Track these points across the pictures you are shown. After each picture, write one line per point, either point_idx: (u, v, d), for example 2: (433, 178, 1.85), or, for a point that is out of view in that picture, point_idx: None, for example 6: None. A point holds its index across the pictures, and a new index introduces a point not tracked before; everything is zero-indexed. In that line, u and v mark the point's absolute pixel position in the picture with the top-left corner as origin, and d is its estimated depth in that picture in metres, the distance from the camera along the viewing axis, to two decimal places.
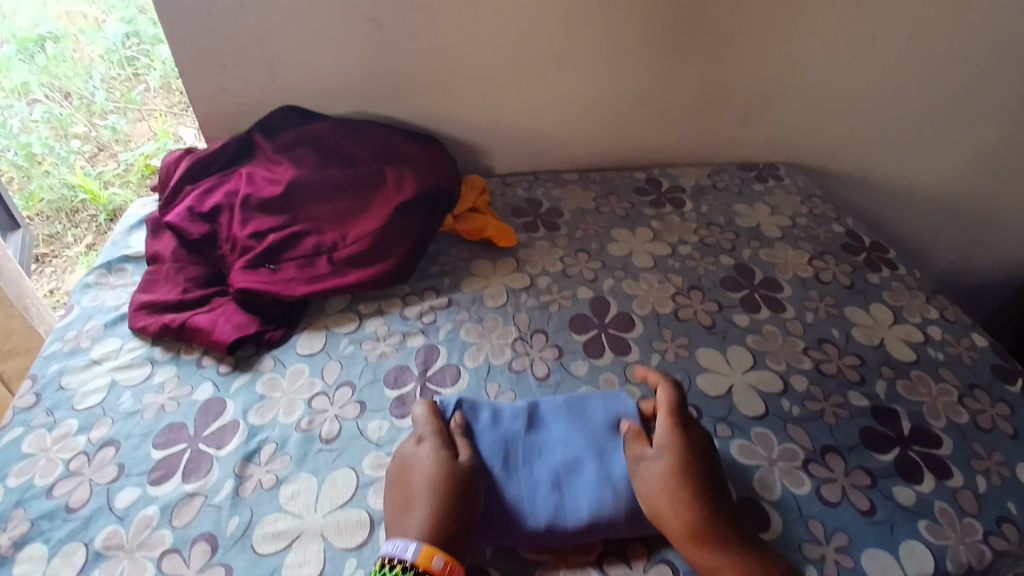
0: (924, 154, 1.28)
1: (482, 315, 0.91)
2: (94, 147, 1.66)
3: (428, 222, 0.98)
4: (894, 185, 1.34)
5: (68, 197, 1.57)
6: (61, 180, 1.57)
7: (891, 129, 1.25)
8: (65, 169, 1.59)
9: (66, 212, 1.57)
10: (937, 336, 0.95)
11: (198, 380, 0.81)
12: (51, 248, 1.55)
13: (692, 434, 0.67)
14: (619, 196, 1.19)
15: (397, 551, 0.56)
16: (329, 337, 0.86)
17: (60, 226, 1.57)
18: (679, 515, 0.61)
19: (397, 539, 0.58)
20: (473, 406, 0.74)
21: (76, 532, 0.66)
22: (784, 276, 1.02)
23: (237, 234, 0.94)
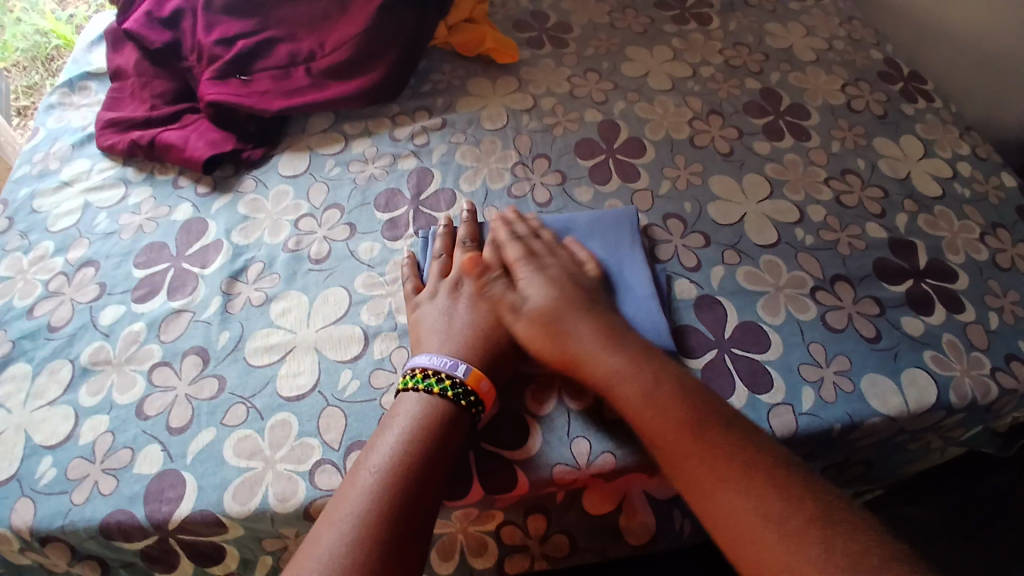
0: None
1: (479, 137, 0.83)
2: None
3: (419, 29, 0.85)
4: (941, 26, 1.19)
5: (41, 45, 1.36)
6: (33, 27, 1.36)
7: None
8: (35, 15, 1.38)
9: (42, 60, 1.36)
10: (967, 173, 0.88)
11: (175, 201, 0.76)
12: (32, 100, 1.32)
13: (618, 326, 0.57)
14: (637, 11, 1.04)
15: (444, 367, 0.55)
16: (312, 158, 0.80)
17: (37, 76, 1.34)
18: (661, 414, 0.50)
19: (440, 356, 0.56)
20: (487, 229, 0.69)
21: (60, 351, 0.65)
22: (813, 103, 0.92)
23: (202, 41, 0.84)
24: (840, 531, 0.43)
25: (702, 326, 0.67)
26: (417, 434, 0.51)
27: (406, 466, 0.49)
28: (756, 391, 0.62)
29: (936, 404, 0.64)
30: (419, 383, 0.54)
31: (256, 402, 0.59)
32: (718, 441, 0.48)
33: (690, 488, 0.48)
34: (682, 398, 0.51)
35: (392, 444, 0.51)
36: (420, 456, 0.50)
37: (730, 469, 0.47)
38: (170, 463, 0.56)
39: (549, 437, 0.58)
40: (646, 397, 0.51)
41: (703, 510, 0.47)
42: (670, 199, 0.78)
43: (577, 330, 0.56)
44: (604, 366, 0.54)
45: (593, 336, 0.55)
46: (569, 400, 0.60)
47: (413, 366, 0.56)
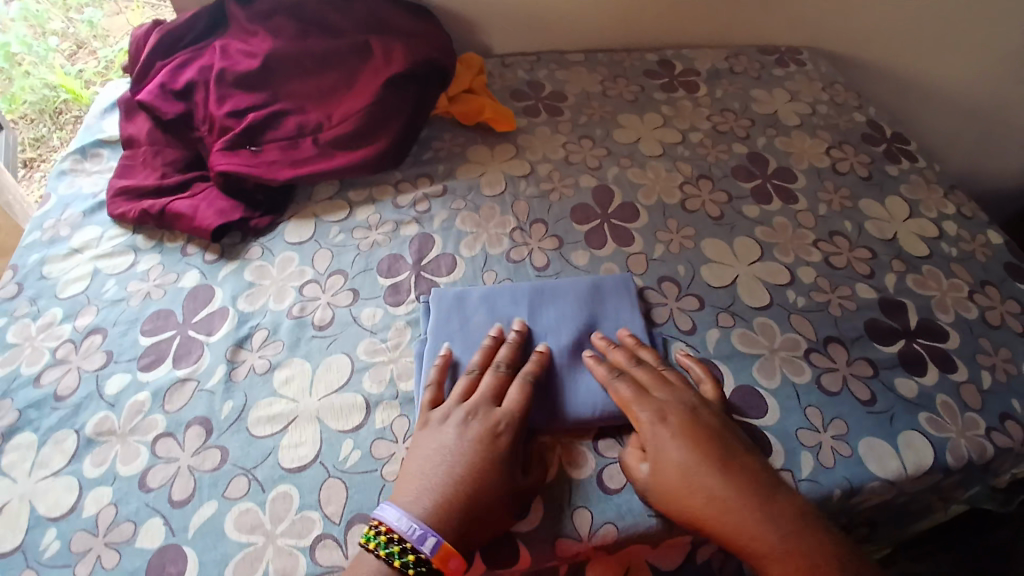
0: (945, 48, 1.20)
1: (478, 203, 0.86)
2: (73, 45, 1.49)
3: (420, 100, 0.90)
4: (913, 81, 1.26)
5: (50, 99, 1.46)
6: (42, 81, 1.44)
7: (929, 4, 1.13)
8: (44, 69, 1.44)
9: (50, 113, 1.47)
10: (953, 232, 0.90)
11: (183, 269, 0.78)
12: (38, 151, 1.49)
13: (720, 439, 0.57)
14: (628, 79, 1.10)
15: (410, 537, 0.51)
16: (317, 225, 0.82)
17: (44, 128, 1.49)
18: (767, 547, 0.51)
19: (410, 518, 0.52)
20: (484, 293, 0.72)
21: (65, 420, 0.65)
22: (799, 166, 0.96)
23: (213, 113, 0.87)
24: None
25: None
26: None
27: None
28: None
29: (934, 466, 0.65)
30: (381, 546, 0.51)
31: (258, 473, 0.59)
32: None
33: None
34: (818, 547, 0.51)
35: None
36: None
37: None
38: (171, 537, 0.56)
39: (550, 509, 0.58)
40: (756, 530, 0.52)
41: None
42: (665, 263, 0.80)
43: (676, 468, 0.55)
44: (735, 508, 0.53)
45: (687, 458, 0.55)
46: (569, 469, 0.61)
47: (377, 518, 0.53)
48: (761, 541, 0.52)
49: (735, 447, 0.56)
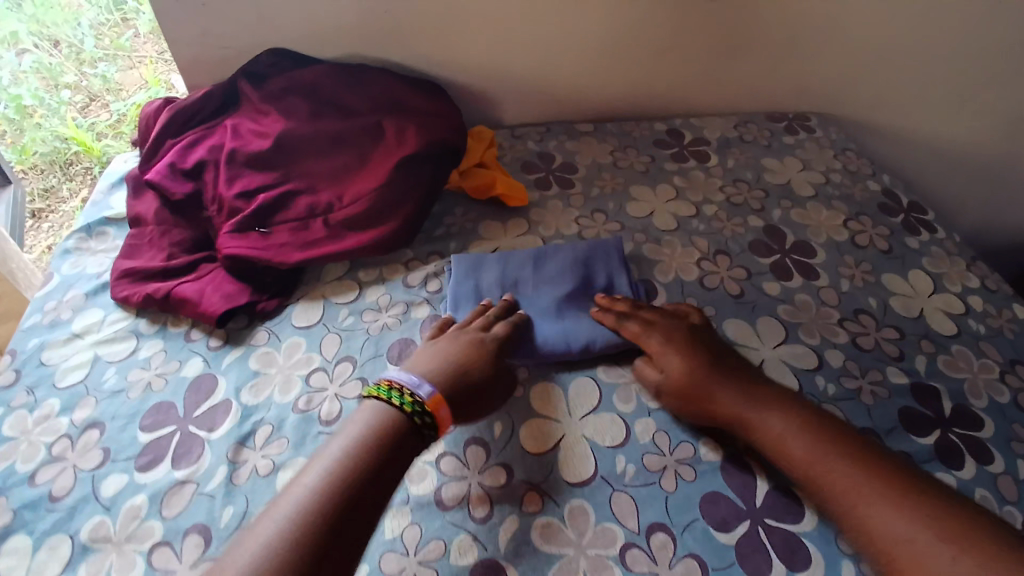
0: (954, 112, 1.20)
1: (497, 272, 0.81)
2: (85, 97, 1.54)
3: (433, 179, 0.89)
4: (923, 142, 1.26)
5: (62, 150, 1.47)
6: (53, 132, 1.47)
7: (937, 74, 1.14)
8: (56, 121, 1.48)
9: (60, 164, 1.47)
10: (978, 307, 0.88)
11: (186, 355, 0.76)
12: (47, 203, 1.45)
13: (694, 349, 0.68)
14: (638, 149, 1.10)
15: (410, 385, 0.63)
16: (326, 308, 0.80)
17: (54, 179, 1.47)
18: (747, 411, 0.64)
19: (409, 374, 0.64)
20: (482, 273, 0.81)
21: (60, 524, 0.61)
22: (818, 239, 0.94)
23: (223, 194, 0.86)
24: (967, 521, 0.54)
25: (732, 491, 0.62)
26: (364, 439, 0.58)
27: (344, 470, 0.56)
28: (795, 568, 0.57)
29: None
30: (384, 392, 0.62)
31: None
32: (817, 428, 0.61)
33: (770, 437, 0.62)
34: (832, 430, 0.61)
35: (338, 448, 0.58)
36: (366, 455, 0.57)
37: (870, 479, 0.57)
38: None
39: None
40: (757, 407, 0.63)
41: (803, 458, 0.60)
42: None
43: (721, 389, 0.65)
44: (768, 433, 0.62)
45: (664, 351, 0.69)
46: None
47: (384, 378, 0.64)
48: (737, 407, 0.64)
49: (719, 359, 0.68)
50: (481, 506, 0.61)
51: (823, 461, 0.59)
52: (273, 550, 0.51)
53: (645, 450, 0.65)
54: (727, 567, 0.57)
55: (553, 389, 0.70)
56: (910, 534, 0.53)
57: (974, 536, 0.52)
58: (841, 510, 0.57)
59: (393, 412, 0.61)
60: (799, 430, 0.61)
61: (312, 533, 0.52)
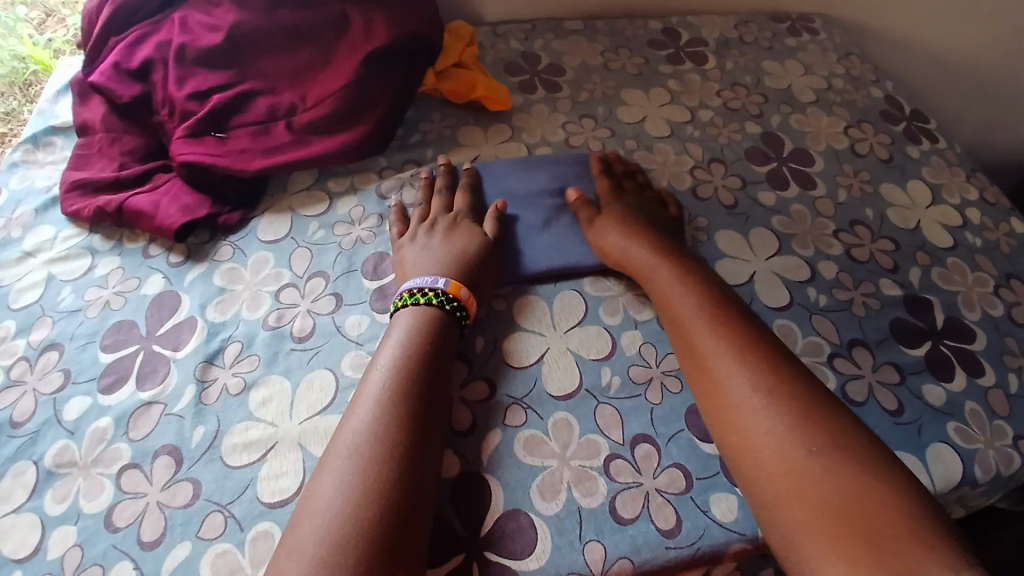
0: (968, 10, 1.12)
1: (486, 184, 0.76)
2: (41, 13, 1.31)
3: (406, 78, 0.81)
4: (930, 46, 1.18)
5: (19, 70, 1.22)
6: (7, 52, 1.22)
7: None
8: (11, 40, 1.23)
9: (19, 86, 1.22)
10: (976, 220, 0.85)
11: (146, 273, 0.71)
12: (8, 128, 1.18)
13: (637, 220, 0.71)
14: (630, 50, 1.01)
15: (426, 285, 0.62)
16: (294, 221, 0.74)
17: (14, 102, 1.21)
18: (655, 274, 0.65)
19: (421, 277, 0.63)
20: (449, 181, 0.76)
21: (24, 450, 0.59)
22: (817, 148, 0.89)
23: (174, 95, 0.78)
24: (850, 447, 0.49)
25: None
26: (412, 338, 0.58)
27: (410, 367, 0.55)
28: None
29: (961, 481, 0.60)
30: (409, 302, 0.61)
31: (235, 508, 0.53)
32: (729, 316, 0.59)
33: (662, 298, 0.63)
34: (733, 321, 0.59)
35: (391, 351, 0.57)
36: (425, 349, 0.57)
37: (757, 376, 0.54)
38: None
39: (560, 542, 0.52)
40: (672, 274, 0.64)
41: (695, 328, 0.59)
42: None
43: (615, 239, 0.69)
44: (655, 287, 0.64)
45: (610, 211, 0.72)
46: (580, 494, 0.54)
47: (402, 290, 0.63)
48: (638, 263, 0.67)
49: (669, 242, 0.69)
50: (462, 420, 0.59)
51: (711, 329, 0.58)
52: (374, 441, 0.50)
53: (631, 363, 0.63)
54: (711, 476, 0.56)
55: (538, 303, 0.67)
56: (801, 445, 0.49)
57: (847, 462, 0.48)
58: (709, 376, 0.56)
59: (424, 312, 0.60)
60: (710, 304, 0.61)
61: (406, 422, 0.51)
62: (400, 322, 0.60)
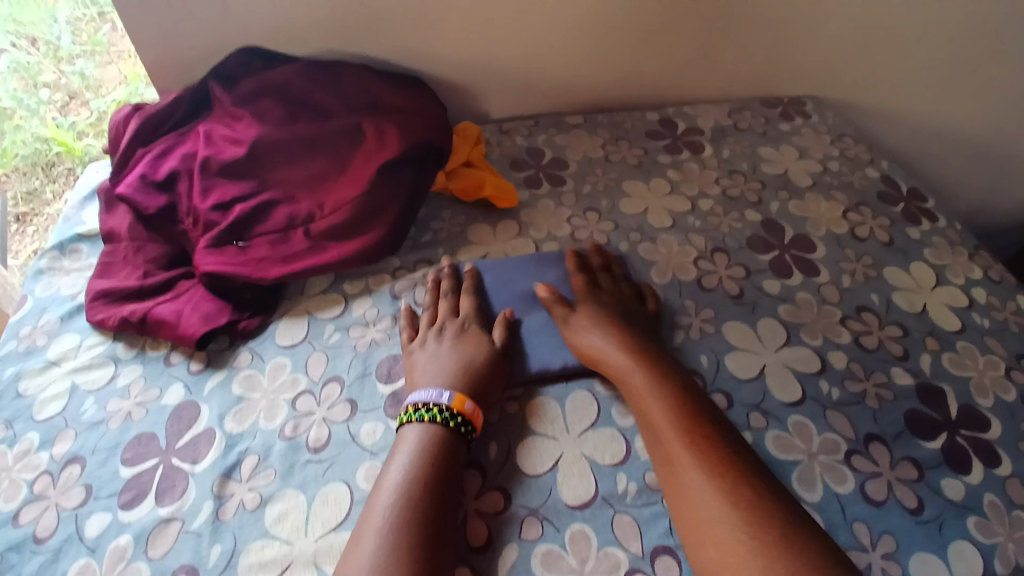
0: (953, 88, 1.17)
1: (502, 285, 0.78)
2: (64, 95, 1.36)
3: (417, 183, 0.85)
4: (919, 122, 1.23)
5: (42, 152, 1.32)
6: (33, 134, 1.31)
7: (936, 51, 1.11)
8: (36, 122, 1.31)
9: (42, 167, 1.33)
10: (983, 300, 0.85)
11: (166, 382, 0.73)
12: (31, 206, 1.32)
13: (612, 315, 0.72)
14: (630, 142, 1.06)
15: (431, 399, 0.62)
16: (311, 324, 0.76)
17: (37, 182, 1.33)
18: (621, 369, 0.66)
19: (426, 389, 0.64)
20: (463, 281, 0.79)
21: (46, 567, 0.59)
22: (818, 233, 0.91)
23: (198, 206, 0.82)
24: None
25: None
26: (420, 457, 0.58)
27: (419, 487, 0.56)
28: None
29: None
30: (414, 417, 0.62)
31: None
32: (696, 422, 0.60)
33: (628, 395, 0.64)
34: (696, 417, 0.60)
35: (400, 470, 0.57)
36: (434, 467, 0.58)
37: (723, 490, 0.54)
38: None
39: None
40: (643, 370, 0.65)
41: (659, 429, 0.60)
42: (686, 352, 0.74)
43: (585, 325, 0.71)
44: (627, 387, 0.65)
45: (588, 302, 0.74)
46: None
47: (408, 404, 0.63)
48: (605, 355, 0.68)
49: (643, 339, 0.69)
50: (478, 534, 0.58)
51: (673, 432, 0.59)
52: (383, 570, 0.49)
53: (647, 468, 0.63)
54: None
55: (551, 404, 0.68)
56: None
57: None
58: (675, 481, 0.57)
59: (430, 429, 0.61)
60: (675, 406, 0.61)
61: (416, 549, 0.51)
62: (409, 438, 0.60)
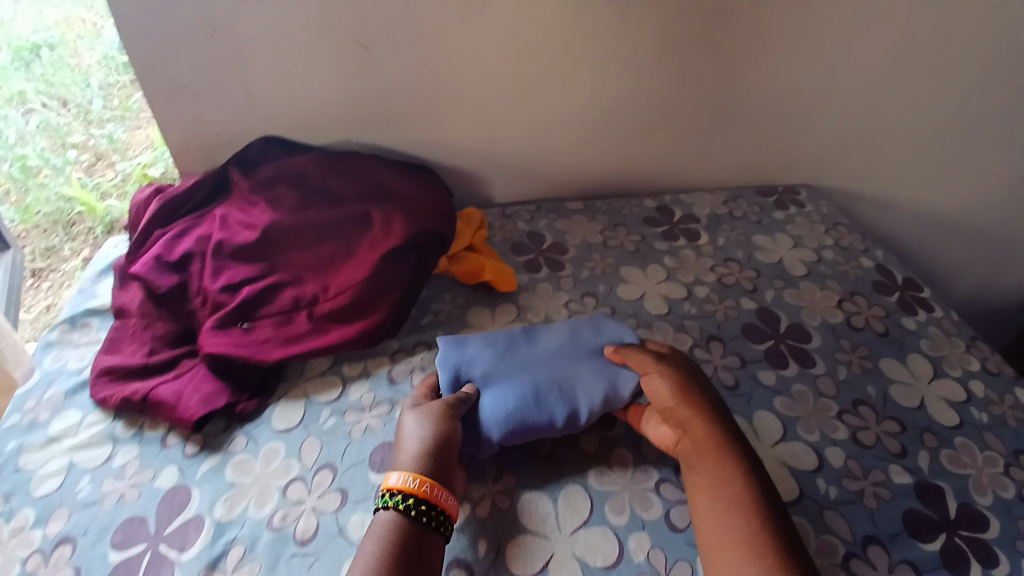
0: (942, 179, 1.21)
1: (495, 348, 0.78)
2: (92, 156, 1.44)
3: (420, 268, 0.87)
4: (910, 210, 1.26)
5: (65, 210, 1.37)
6: (56, 192, 1.37)
7: (922, 144, 1.16)
8: (60, 180, 1.38)
9: (63, 224, 1.38)
10: (980, 394, 0.85)
11: (161, 464, 0.73)
12: (49, 261, 1.36)
13: (695, 384, 0.69)
14: (627, 228, 1.09)
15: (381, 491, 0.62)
16: (307, 408, 0.77)
17: (57, 239, 1.38)
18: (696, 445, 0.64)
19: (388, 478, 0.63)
20: (474, 343, 0.78)
21: None
22: (812, 322, 0.92)
23: (208, 286, 0.84)
24: None
25: None
26: (389, 541, 0.56)
27: (387, 567, 0.54)
28: None
29: None
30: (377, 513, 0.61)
31: None
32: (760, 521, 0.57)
33: (699, 473, 0.63)
34: (778, 538, 0.56)
35: (369, 551, 0.56)
36: (401, 548, 0.56)
37: None
38: None
39: None
40: (717, 450, 0.63)
41: (719, 516, 0.59)
42: None
43: (660, 390, 0.69)
44: (698, 463, 0.63)
45: (677, 364, 0.71)
46: None
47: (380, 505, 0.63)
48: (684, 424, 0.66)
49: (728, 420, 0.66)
50: None
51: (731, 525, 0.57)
52: None
53: (638, 571, 0.61)
54: None
55: (542, 501, 0.67)
56: None
57: None
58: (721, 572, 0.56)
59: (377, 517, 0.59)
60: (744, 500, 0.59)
61: None
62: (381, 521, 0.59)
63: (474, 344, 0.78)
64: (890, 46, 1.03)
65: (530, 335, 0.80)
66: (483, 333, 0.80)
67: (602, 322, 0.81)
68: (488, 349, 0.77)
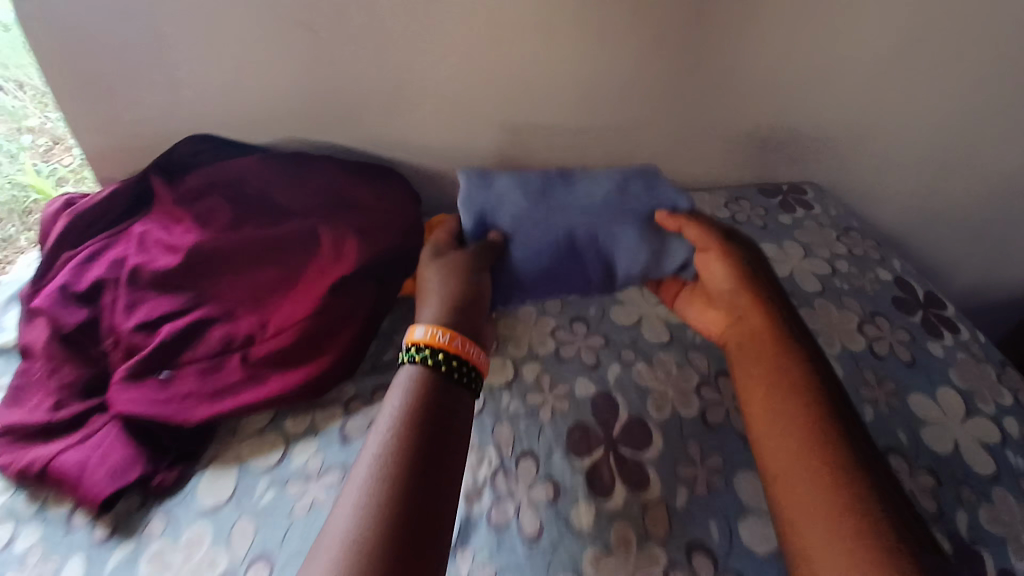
0: (959, 178, 1.10)
1: (529, 219, 0.74)
2: (50, 139, 1.12)
3: (377, 299, 0.73)
4: (923, 210, 1.16)
5: (16, 199, 1.09)
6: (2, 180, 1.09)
7: (941, 140, 1.04)
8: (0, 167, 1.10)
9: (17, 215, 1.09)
10: (1017, 433, 0.75)
11: (66, 551, 0.59)
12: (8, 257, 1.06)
13: (767, 290, 0.68)
14: None
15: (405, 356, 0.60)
16: (241, 478, 0.64)
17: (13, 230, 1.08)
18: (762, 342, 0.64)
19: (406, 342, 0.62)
20: (494, 180, 0.77)
21: None
22: (832, 350, 0.81)
23: (120, 325, 0.70)
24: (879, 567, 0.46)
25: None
26: (413, 393, 0.54)
27: (410, 420, 0.51)
28: None
29: None
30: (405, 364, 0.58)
31: None
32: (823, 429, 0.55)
33: (758, 378, 0.62)
34: (839, 442, 0.54)
35: (392, 410, 0.53)
36: (426, 403, 0.53)
37: (830, 497, 0.51)
38: None
39: None
40: (774, 360, 0.62)
41: (775, 416, 0.58)
42: (693, 516, 0.62)
43: (718, 275, 0.71)
44: (745, 354, 0.65)
45: (735, 271, 0.69)
46: None
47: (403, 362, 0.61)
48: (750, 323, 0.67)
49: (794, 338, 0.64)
50: None
51: (796, 431, 0.56)
52: (377, 499, 0.45)
53: None
54: None
55: None
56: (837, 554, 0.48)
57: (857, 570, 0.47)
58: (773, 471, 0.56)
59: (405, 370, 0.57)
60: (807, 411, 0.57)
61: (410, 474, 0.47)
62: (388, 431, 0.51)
63: (494, 180, 0.77)
64: (916, 32, 0.90)
65: (556, 183, 0.78)
66: (493, 176, 0.78)
67: (660, 219, 0.74)
68: (504, 184, 0.77)
